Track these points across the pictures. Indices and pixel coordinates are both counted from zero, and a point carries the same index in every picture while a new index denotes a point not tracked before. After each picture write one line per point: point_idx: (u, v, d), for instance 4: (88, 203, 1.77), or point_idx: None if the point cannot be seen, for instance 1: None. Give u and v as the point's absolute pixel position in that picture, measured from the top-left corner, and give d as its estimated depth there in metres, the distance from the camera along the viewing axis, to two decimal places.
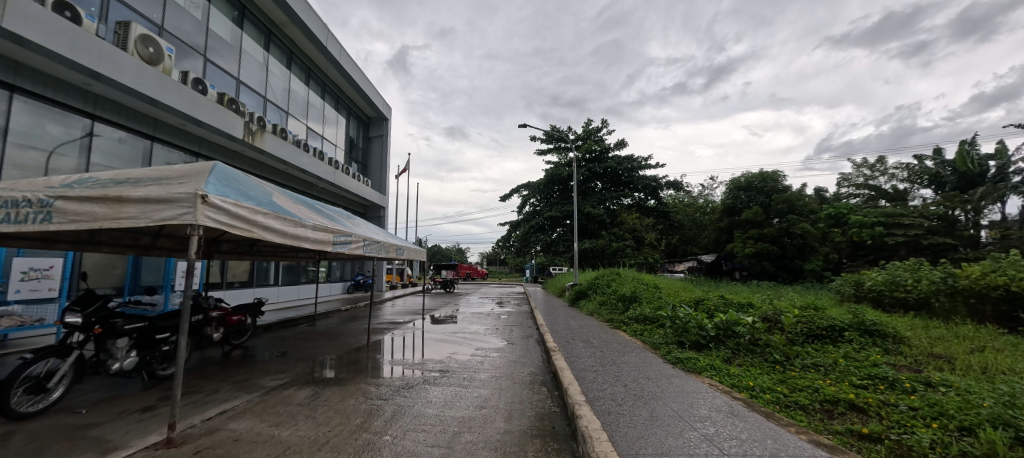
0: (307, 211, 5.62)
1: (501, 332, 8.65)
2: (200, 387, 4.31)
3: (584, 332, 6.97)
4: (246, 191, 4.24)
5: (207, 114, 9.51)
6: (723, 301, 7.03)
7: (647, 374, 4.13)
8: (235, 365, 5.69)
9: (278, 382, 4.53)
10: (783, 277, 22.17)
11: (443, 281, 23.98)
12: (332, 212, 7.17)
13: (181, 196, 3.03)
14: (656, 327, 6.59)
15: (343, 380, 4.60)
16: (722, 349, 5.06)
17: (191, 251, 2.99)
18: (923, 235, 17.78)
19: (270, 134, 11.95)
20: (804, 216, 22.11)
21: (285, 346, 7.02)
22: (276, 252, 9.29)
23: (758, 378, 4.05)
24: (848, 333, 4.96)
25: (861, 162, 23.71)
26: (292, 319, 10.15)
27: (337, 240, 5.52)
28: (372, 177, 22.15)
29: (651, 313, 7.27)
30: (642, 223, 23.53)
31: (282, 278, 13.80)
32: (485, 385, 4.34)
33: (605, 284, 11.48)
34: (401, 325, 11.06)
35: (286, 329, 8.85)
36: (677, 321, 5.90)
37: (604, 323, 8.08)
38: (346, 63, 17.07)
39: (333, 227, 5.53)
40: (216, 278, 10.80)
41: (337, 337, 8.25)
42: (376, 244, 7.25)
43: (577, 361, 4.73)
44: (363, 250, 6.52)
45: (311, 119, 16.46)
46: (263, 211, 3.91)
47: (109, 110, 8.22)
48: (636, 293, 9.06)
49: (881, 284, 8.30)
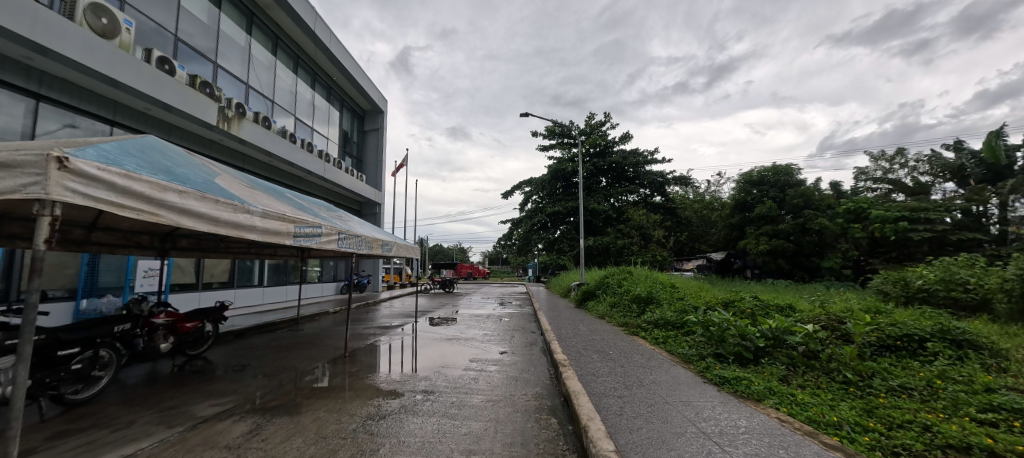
0: (263, 196, 4.60)
1: (501, 338, 7.69)
2: (112, 419, 3.38)
3: (595, 339, 5.97)
4: (166, 167, 3.28)
5: (173, 96, 8.59)
6: (761, 303, 6.01)
7: (693, 403, 3.13)
8: (181, 383, 4.76)
9: (215, 410, 3.57)
10: (799, 276, 21.30)
11: (442, 281, 22.97)
12: (306, 202, 6.18)
13: (24, 160, 2.08)
14: (681, 334, 5.62)
15: (299, 407, 3.63)
16: (774, 365, 4.06)
17: (37, 240, 2.07)
18: (950, 231, 16.68)
19: (249, 122, 11.00)
20: (821, 211, 20.98)
21: (250, 356, 6.08)
22: (251, 249, 8.36)
23: (837, 410, 3.05)
24: (932, 345, 3.97)
25: (879, 155, 22.54)
26: (271, 322, 9.24)
27: (300, 232, 4.49)
28: (367, 172, 21.22)
29: (676, 318, 6.24)
30: (649, 219, 22.47)
31: (268, 279, 12.94)
32: (478, 414, 3.36)
33: (615, 284, 10.49)
34: (393, 328, 10.16)
35: (261, 335, 7.96)
36: (710, 328, 4.89)
37: (618, 328, 7.08)
38: (336, 50, 16.09)
39: (294, 216, 4.49)
40: (188, 278, 9.91)
41: (317, 343, 7.32)
42: (355, 238, 6.22)
43: (594, 382, 3.75)
44: (339, 244, 5.53)
45: (300, 110, 15.50)
46: (181, 189, 2.95)
47: (57, 90, 7.28)
48: (652, 294, 8.08)
49: (935, 283, 7.23)
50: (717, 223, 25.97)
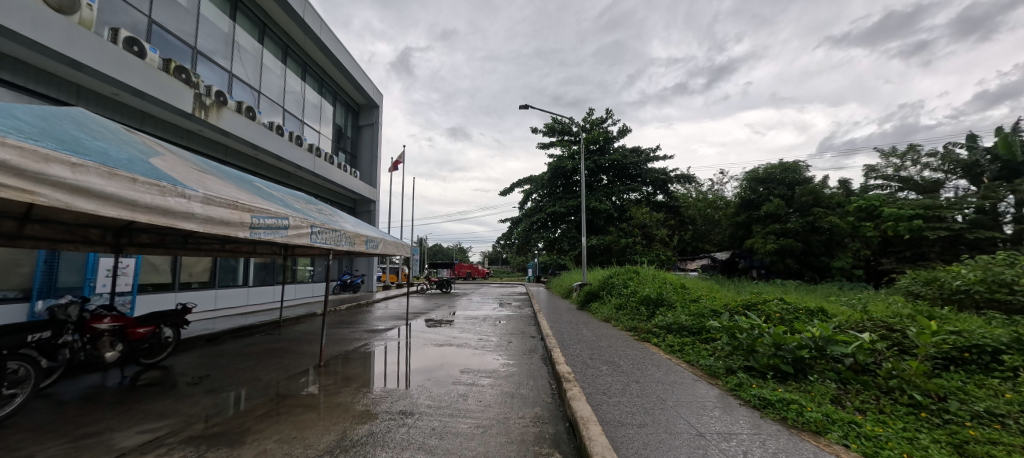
0: (215, 181, 3.92)
1: (498, 344, 7.00)
2: (10, 451, 2.72)
3: (601, 346, 5.31)
4: (69, 137, 2.62)
5: (142, 79, 7.93)
6: (789, 307, 5.32)
7: (736, 438, 2.46)
8: (125, 400, 4.10)
9: (139, 441, 2.89)
10: (808, 276, 20.52)
11: (438, 280, 22.26)
12: (277, 192, 5.50)
13: None
14: (701, 343, 4.95)
15: (244, 436, 2.94)
16: (822, 383, 3.38)
17: None
18: (965, 229, 16.01)
19: (230, 110, 10.31)
20: (831, 209, 20.07)
21: (215, 365, 5.42)
22: (226, 247, 7.63)
23: (922, 448, 2.37)
24: (1012, 358, 3.28)
25: (890, 151, 21.87)
26: (251, 326, 8.58)
27: (259, 223, 3.81)
28: (362, 168, 20.56)
29: (693, 323, 5.58)
30: (653, 218, 21.89)
31: (254, 278, 12.28)
32: (464, 447, 2.69)
33: (621, 285, 9.83)
34: (382, 332, 9.53)
35: (236, 340, 7.32)
36: (736, 335, 4.23)
37: (627, 334, 6.41)
38: (328, 39, 15.44)
39: (251, 204, 3.81)
40: (164, 278, 9.27)
41: (295, 348, 6.65)
42: (334, 232, 5.56)
43: (607, 406, 3.07)
44: (312, 238, 4.87)
45: (291, 102, 14.84)
46: (76, 160, 2.28)
47: (8, 70, 6.60)
48: (662, 295, 7.41)
49: (977, 284, 6.45)
50: (721, 222, 25.33)
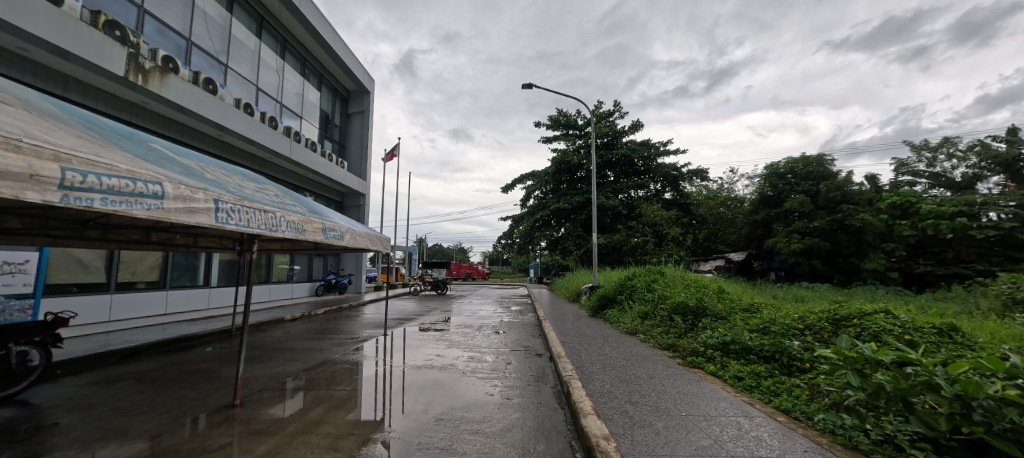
0: (13, 116, 2.33)
1: (493, 365, 5.37)
2: None
3: (638, 378, 3.73)
4: None
5: (56, 30, 6.38)
6: (915, 330, 3.67)
7: None
8: None
9: None
10: (836, 279, 18.61)
11: (434, 281, 20.75)
12: (183, 157, 3.93)
13: None
14: (790, 381, 3.36)
15: None
16: None
17: None
18: (1015, 228, 14.22)
19: (179, 77, 8.68)
20: (862, 207, 18.35)
21: (97, 398, 3.87)
22: (152, 241, 6.03)
23: None
24: None
25: (922, 144, 20.17)
26: (195, 336, 7.08)
27: (89, 184, 2.27)
28: (351, 159, 19.04)
29: (764, 345, 4.03)
30: (665, 216, 20.31)
31: (217, 277, 10.73)
32: None
33: (644, 288, 8.26)
34: (356, 342, 8.03)
35: (165, 356, 5.79)
36: (870, 377, 2.63)
37: (664, 355, 4.83)
38: (309, 11, 13.84)
39: (61, 152, 2.19)
40: (98, 276, 7.82)
41: (229, 368, 5.11)
42: (265, 214, 3.97)
43: None
44: (218, 219, 3.29)
45: (266, 81, 13.25)
46: None
47: None
48: (702, 303, 5.82)
49: None
50: (736, 221, 23.70)
